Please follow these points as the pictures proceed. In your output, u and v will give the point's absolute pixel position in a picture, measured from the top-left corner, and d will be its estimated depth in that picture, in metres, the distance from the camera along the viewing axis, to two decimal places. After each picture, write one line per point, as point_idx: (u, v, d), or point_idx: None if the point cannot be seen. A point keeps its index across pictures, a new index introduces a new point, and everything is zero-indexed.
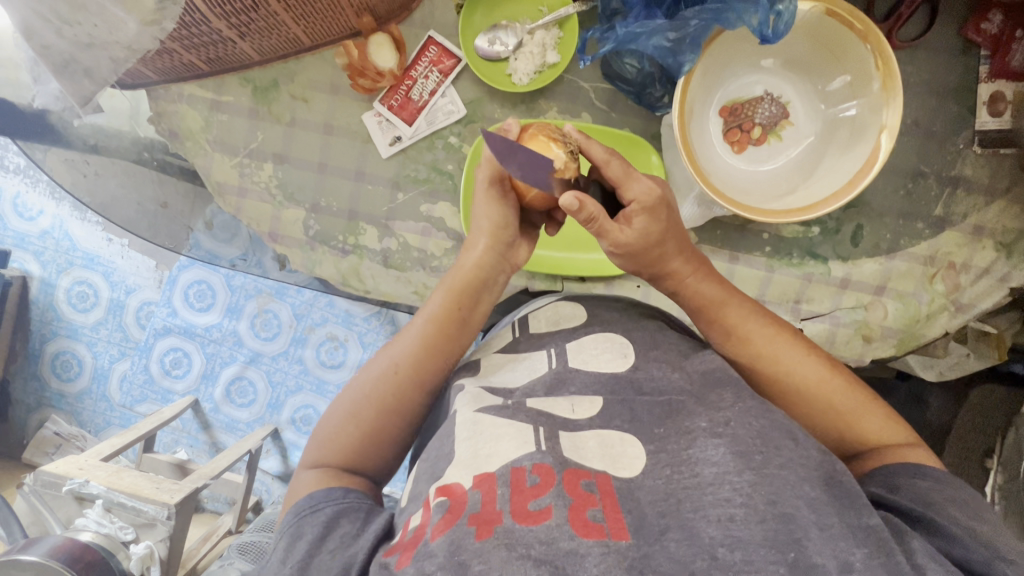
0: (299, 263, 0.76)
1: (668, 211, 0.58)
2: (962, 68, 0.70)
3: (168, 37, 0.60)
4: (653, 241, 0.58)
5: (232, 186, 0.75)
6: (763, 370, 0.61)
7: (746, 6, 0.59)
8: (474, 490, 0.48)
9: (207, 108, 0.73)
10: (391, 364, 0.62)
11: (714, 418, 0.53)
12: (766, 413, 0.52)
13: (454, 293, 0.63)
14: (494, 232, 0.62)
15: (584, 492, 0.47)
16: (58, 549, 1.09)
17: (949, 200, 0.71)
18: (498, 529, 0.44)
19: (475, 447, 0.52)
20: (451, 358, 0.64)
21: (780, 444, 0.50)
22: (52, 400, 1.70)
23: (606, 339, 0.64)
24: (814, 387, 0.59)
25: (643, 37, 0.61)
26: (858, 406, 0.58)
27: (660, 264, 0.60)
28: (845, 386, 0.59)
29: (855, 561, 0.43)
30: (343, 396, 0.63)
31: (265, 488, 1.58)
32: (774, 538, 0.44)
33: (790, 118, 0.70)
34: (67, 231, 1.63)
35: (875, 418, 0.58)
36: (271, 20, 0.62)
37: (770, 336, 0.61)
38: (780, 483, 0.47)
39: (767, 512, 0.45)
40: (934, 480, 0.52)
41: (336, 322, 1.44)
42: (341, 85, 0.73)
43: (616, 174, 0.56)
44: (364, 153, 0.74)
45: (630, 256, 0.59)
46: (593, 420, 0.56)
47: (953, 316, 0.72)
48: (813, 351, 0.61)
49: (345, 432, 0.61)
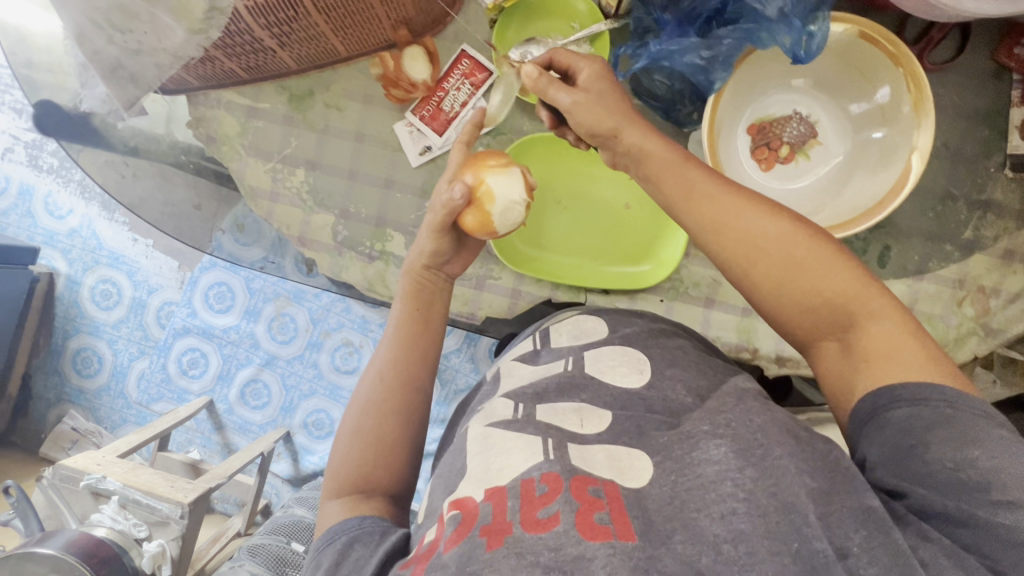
0: (325, 267, 0.77)
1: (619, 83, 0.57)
2: (994, 92, 0.70)
3: (213, 45, 0.62)
4: (599, 84, 0.55)
5: (264, 190, 0.77)
6: (724, 236, 0.53)
7: (779, 26, 0.59)
8: (485, 502, 0.48)
9: (243, 114, 0.76)
10: (376, 373, 0.64)
11: (715, 421, 0.53)
12: (766, 412, 0.53)
13: (410, 297, 0.66)
14: (428, 259, 0.66)
15: (591, 497, 0.47)
16: (72, 544, 1.13)
17: (979, 224, 0.71)
18: (509, 539, 0.43)
19: (486, 461, 0.53)
20: (427, 355, 0.66)
21: (782, 441, 0.49)
22: (72, 395, 1.73)
23: (625, 353, 0.64)
24: (773, 247, 0.52)
25: (676, 55, 0.62)
26: (826, 265, 0.51)
27: (618, 117, 0.54)
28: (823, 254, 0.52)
29: (851, 546, 0.42)
30: (344, 423, 0.63)
31: (274, 492, 1.58)
32: (777, 530, 0.43)
33: (818, 138, 0.70)
34: (94, 230, 1.67)
35: (845, 276, 0.51)
36: (311, 31, 0.64)
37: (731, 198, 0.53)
38: (779, 475, 0.46)
39: (768, 506, 0.44)
40: (944, 404, 0.45)
41: (352, 327, 1.45)
42: (374, 95, 0.75)
43: (563, 59, 0.58)
44: (394, 162, 0.76)
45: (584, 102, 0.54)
46: (601, 436, 0.55)
47: (982, 340, 0.71)
48: (774, 209, 0.54)
49: (353, 449, 0.61)
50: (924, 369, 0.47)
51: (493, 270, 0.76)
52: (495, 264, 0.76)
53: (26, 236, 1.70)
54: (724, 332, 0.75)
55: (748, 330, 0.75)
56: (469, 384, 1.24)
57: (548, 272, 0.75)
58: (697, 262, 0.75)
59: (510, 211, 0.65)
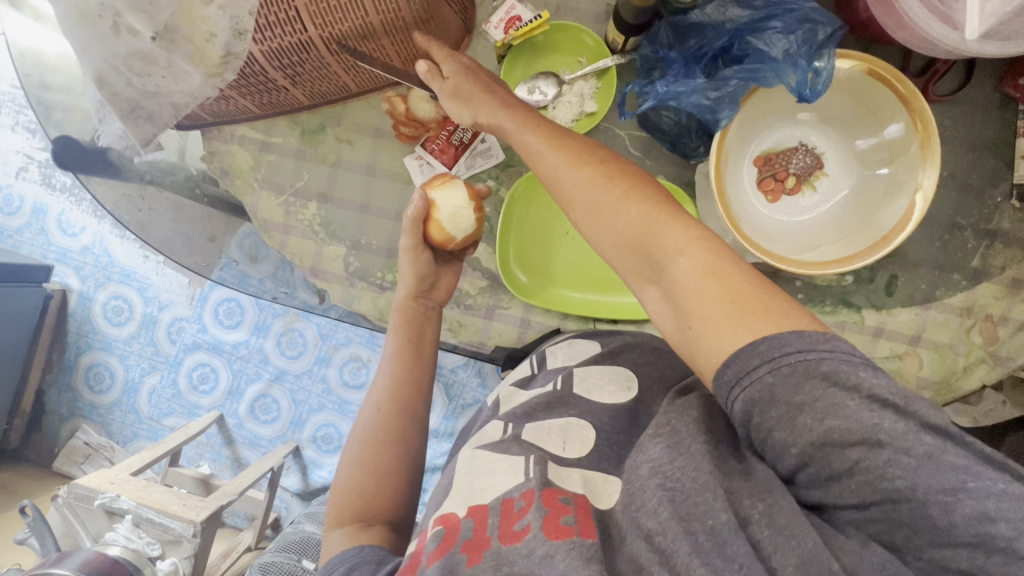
0: (338, 298, 0.78)
1: (480, 72, 0.64)
2: (1000, 122, 0.70)
3: (227, 86, 0.64)
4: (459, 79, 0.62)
5: (277, 223, 0.78)
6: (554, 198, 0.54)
7: (785, 67, 0.61)
8: (467, 518, 0.50)
9: (256, 148, 0.77)
10: (374, 404, 0.67)
11: (658, 421, 0.53)
12: (705, 402, 0.52)
13: (400, 327, 0.70)
14: (415, 286, 0.70)
15: (560, 504, 0.49)
16: (88, 565, 1.12)
17: (986, 253, 0.71)
18: (487, 553, 0.46)
19: (470, 480, 0.54)
20: (421, 382, 0.69)
21: (717, 431, 0.49)
22: (85, 411, 1.75)
23: (613, 371, 0.65)
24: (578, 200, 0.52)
25: (683, 95, 0.63)
26: (644, 214, 0.48)
27: (472, 105, 0.62)
28: (625, 199, 0.50)
29: (754, 517, 0.43)
30: (346, 451, 0.66)
31: (285, 506, 1.59)
32: (693, 511, 0.44)
33: (824, 169, 0.71)
34: (106, 247, 1.69)
35: (674, 224, 0.47)
36: (323, 71, 0.66)
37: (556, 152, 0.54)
38: (699, 456, 0.46)
39: (690, 489, 0.45)
40: (765, 371, 0.40)
41: (360, 343, 1.47)
42: (384, 129, 0.76)
43: (439, 51, 0.63)
44: (405, 195, 0.77)
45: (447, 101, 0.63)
46: (581, 461, 0.56)
47: (991, 369, 0.71)
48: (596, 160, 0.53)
49: (354, 478, 0.63)
50: (758, 329, 0.42)
51: (502, 300, 0.77)
52: (504, 294, 0.77)
53: (39, 254, 1.72)
54: None
55: None
56: (473, 402, 1.25)
57: (556, 301, 0.76)
58: None
59: (460, 216, 0.70)
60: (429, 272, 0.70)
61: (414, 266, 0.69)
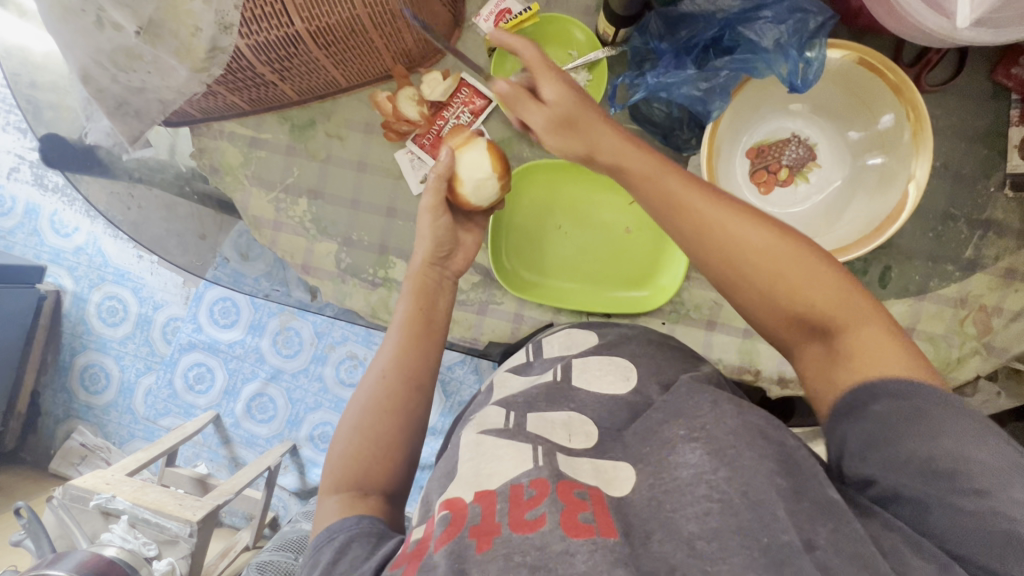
0: (330, 295, 0.78)
1: (589, 98, 0.56)
2: (993, 112, 0.70)
3: (215, 81, 0.63)
4: (577, 105, 0.55)
5: (268, 220, 0.77)
6: (679, 221, 0.53)
7: (776, 57, 0.60)
8: (475, 504, 0.46)
9: (246, 144, 0.77)
10: (379, 371, 0.63)
11: (691, 425, 0.51)
12: (740, 416, 0.51)
13: (413, 297, 0.67)
14: (432, 252, 0.68)
15: (576, 498, 0.46)
16: (83, 566, 1.12)
17: (980, 243, 0.71)
18: (497, 540, 0.43)
19: (476, 466, 0.50)
20: (430, 356, 0.65)
21: (757, 444, 0.47)
22: (80, 412, 1.74)
23: (610, 362, 0.65)
24: (744, 240, 0.51)
25: (674, 86, 0.63)
26: (786, 256, 0.50)
27: (586, 137, 0.55)
28: (770, 240, 0.50)
29: (818, 540, 0.40)
30: (347, 414, 0.61)
31: (282, 505, 1.59)
32: (748, 526, 0.41)
33: (817, 161, 0.70)
34: (100, 248, 1.68)
35: (827, 275, 0.50)
36: (311, 65, 0.65)
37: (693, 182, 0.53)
38: (751, 474, 0.44)
39: (740, 504, 0.43)
40: (883, 402, 0.45)
41: (356, 341, 1.46)
42: (375, 124, 0.76)
43: (535, 65, 0.56)
44: (396, 190, 0.76)
45: (553, 134, 0.56)
46: (588, 450, 0.54)
47: (984, 359, 0.71)
48: (720, 191, 0.53)
49: (354, 444, 0.59)
50: (884, 370, 0.46)
51: (495, 295, 0.77)
52: (497, 289, 0.77)
53: (32, 255, 1.71)
54: (726, 355, 0.75)
55: (751, 352, 0.75)
56: (467, 398, 1.25)
57: (547, 295, 0.76)
58: (698, 285, 0.76)
59: (485, 185, 0.69)
60: (449, 240, 0.69)
61: (432, 230, 0.68)
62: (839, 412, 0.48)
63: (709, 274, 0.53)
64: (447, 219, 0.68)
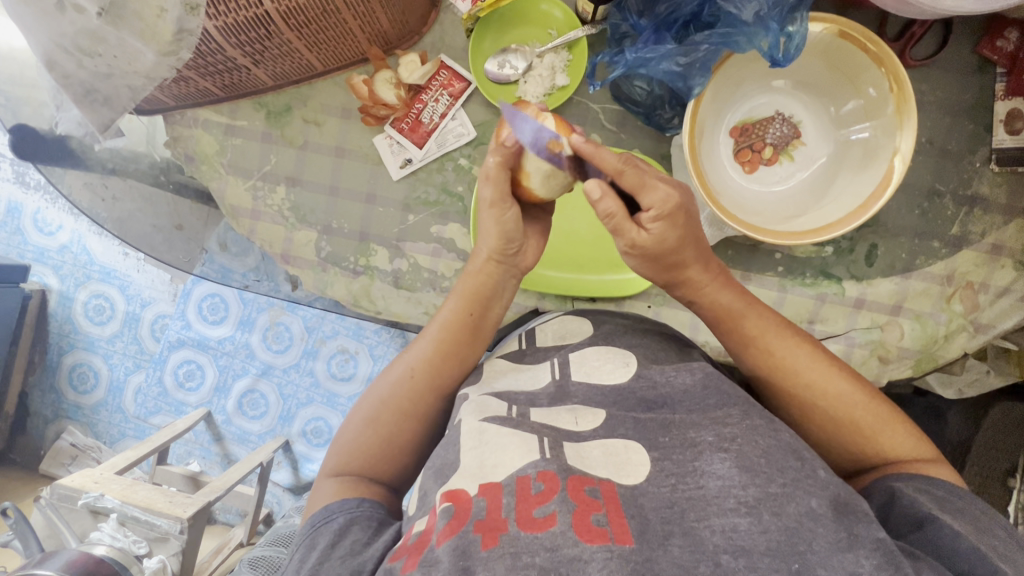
0: (310, 284, 0.76)
1: (689, 218, 0.55)
2: (978, 86, 0.69)
3: (185, 66, 0.61)
4: (671, 246, 0.56)
5: (245, 209, 0.76)
6: (758, 352, 0.60)
7: (756, 30, 0.59)
8: (480, 497, 0.47)
9: (221, 132, 0.75)
10: (408, 368, 0.64)
11: (720, 433, 0.51)
12: (772, 433, 0.51)
13: (464, 300, 0.64)
14: (500, 248, 0.62)
15: (588, 498, 0.46)
16: (72, 564, 1.11)
17: (966, 219, 0.70)
18: (503, 537, 0.44)
19: (481, 457, 0.51)
20: (465, 363, 0.65)
21: (787, 465, 0.48)
22: (69, 412, 1.72)
23: (609, 351, 0.63)
24: (828, 397, 0.58)
25: (654, 61, 0.62)
26: (882, 420, 0.57)
27: (675, 270, 0.59)
28: (832, 371, 0.58)
29: (864, 572, 0.42)
30: (363, 403, 0.65)
31: (275, 501, 1.58)
32: (778, 548, 0.43)
33: (801, 138, 0.70)
34: (84, 245, 1.66)
35: (897, 436, 0.57)
36: (285, 49, 0.64)
37: (770, 332, 0.60)
38: (785, 499, 0.46)
39: (771, 523, 0.44)
40: (931, 488, 0.52)
41: (346, 335, 1.45)
42: (353, 109, 0.74)
43: (631, 183, 0.53)
44: (376, 176, 0.75)
45: (643, 258, 0.57)
46: (597, 432, 0.54)
47: (971, 336, 0.70)
48: (836, 365, 0.59)
49: (363, 437, 0.63)
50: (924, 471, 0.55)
51: None
52: None
53: (16, 254, 1.69)
54: (713, 337, 0.75)
55: None
56: None
57: (533, 280, 0.75)
58: None
59: (557, 177, 0.57)
60: (512, 241, 0.62)
61: (498, 228, 0.60)
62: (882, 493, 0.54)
63: (775, 393, 0.60)
64: (514, 212, 0.60)
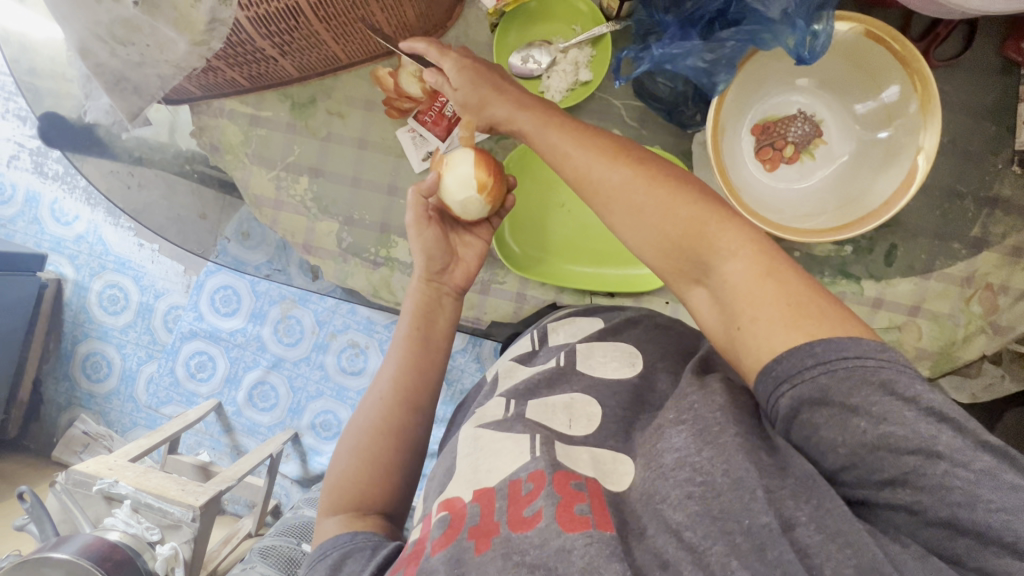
0: (331, 273, 0.77)
1: (490, 71, 0.61)
2: (1001, 88, 0.69)
3: (214, 56, 0.62)
4: (473, 78, 0.60)
5: (268, 199, 0.77)
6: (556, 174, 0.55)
7: (783, 28, 0.59)
8: (474, 503, 0.48)
9: (246, 122, 0.76)
10: (377, 394, 0.65)
11: (679, 407, 0.52)
12: (729, 391, 0.51)
13: (413, 317, 0.67)
14: (427, 267, 0.67)
15: (573, 490, 0.46)
16: (88, 547, 1.15)
17: (987, 221, 0.70)
18: (496, 540, 0.44)
19: (475, 462, 0.53)
20: (428, 372, 0.66)
21: (748, 422, 0.48)
22: (82, 400, 1.74)
23: (615, 347, 0.65)
24: (624, 212, 0.51)
25: (679, 58, 0.62)
26: (703, 242, 0.48)
27: (487, 108, 0.60)
28: (663, 195, 0.50)
29: (799, 517, 0.41)
30: (344, 439, 0.64)
31: (284, 492, 1.59)
32: (727, 509, 0.42)
33: (823, 137, 0.70)
34: (100, 236, 1.68)
35: (739, 261, 0.47)
36: (311, 40, 0.65)
37: (587, 149, 0.54)
38: (730, 449, 0.45)
39: (723, 485, 0.44)
40: (817, 373, 0.41)
41: (357, 329, 1.46)
42: (376, 101, 0.75)
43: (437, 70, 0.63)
44: (398, 168, 0.76)
45: (459, 104, 0.62)
46: (588, 438, 0.54)
47: (991, 338, 0.70)
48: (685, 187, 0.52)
49: (351, 467, 0.61)
50: (809, 331, 0.43)
51: (497, 274, 0.78)
52: (500, 268, 0.77)
53: (33, 243, 1.71)
54: None
55: None
56: (467, 385, 1.20)
57: (553, 276, 0.76)
58: None
59: (473, 205, 0.67)
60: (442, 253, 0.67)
61: (423, 245, 0.66)
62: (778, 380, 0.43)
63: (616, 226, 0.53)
64: (432, 233, 0.66)
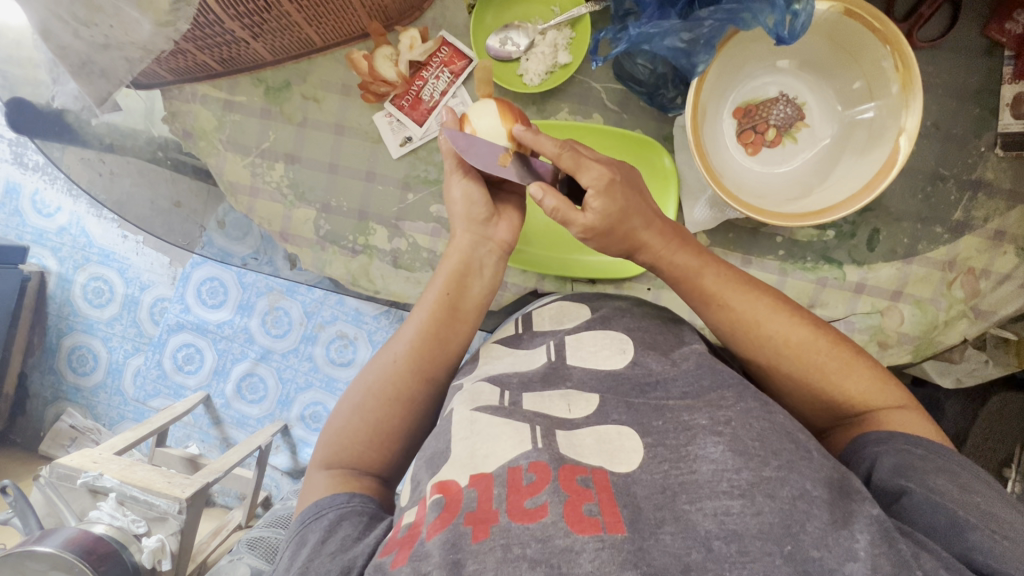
0: (309, 262, 0.76)
1: (628, 192, 0.57)
2: (985, 69, 0.68)
3: (183, 38, 0.60)
4: (616, 219, 0.57)
5: (244, 186, 0.76)
6: (688, 287, 0.61)
7: (762, 7, 0.58)
8: (471, 488, 0.47)
9: (220, 107, 0.74)
10: (392, 355, 0.63)
11: (714, 416, 0.51)
12: (767, 415, 0.51)
13: (444, 280, 0.65)
14: (467, 213, 0.66)
15: (580, 487, 0.46)
16: (72, 541, 1.15)
17: (969, 205, 0.70)
18: (494, 529, 0.43)
19: (472, 446, 0.50)
20: (449, 345, 0.64)
21: (781, 447, 0.48)
22: (69, 393, 1.73)
23: (606, 336, 0.63)
24: (779, 338, 0.58)
25: (656, 37, 0.61)
26: (842, 364, 0.57)
27: (630, 242, 0.59)
28: (791, 319, 0.58)
29: (861, 550, 0.41)
30: (352, 390, 0.63)
31: (274, 484, 1.58)
32: (771, 531, 0.42)
33: (805, 119, 0.69)
34: (83, 228, 1.65)
35: (861, 379, 0.57)
36: (284, 22, 0.63)
37: (723, 280, 0.60)
38: (778, 483, 0.45)
39: (764, 506, 0.43)
40: (913, 448, 0.52)
41: (345, 320, 1.44)
42: (353, 85, 0.73)
43: (568, 165, 0.56)
44: (375, 154, 0.75)
45: (597, 237, 0.58)
46: (589, 419, 0.54)
47: (972, 323, 0.70)
48: (799, 314, 0.59)
49: (351, 424, 0.60)
50: (902, 424, 0.55)
51: None
52: None
53: (15, 235, 1.68)
54: None
55: None
56: None
57: (532, 262, 0.75)
58: None
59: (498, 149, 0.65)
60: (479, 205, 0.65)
61: (461, 194, 0.66)
62: (876, 441, 0.54)
63: (747, 344, 0.60)
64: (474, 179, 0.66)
